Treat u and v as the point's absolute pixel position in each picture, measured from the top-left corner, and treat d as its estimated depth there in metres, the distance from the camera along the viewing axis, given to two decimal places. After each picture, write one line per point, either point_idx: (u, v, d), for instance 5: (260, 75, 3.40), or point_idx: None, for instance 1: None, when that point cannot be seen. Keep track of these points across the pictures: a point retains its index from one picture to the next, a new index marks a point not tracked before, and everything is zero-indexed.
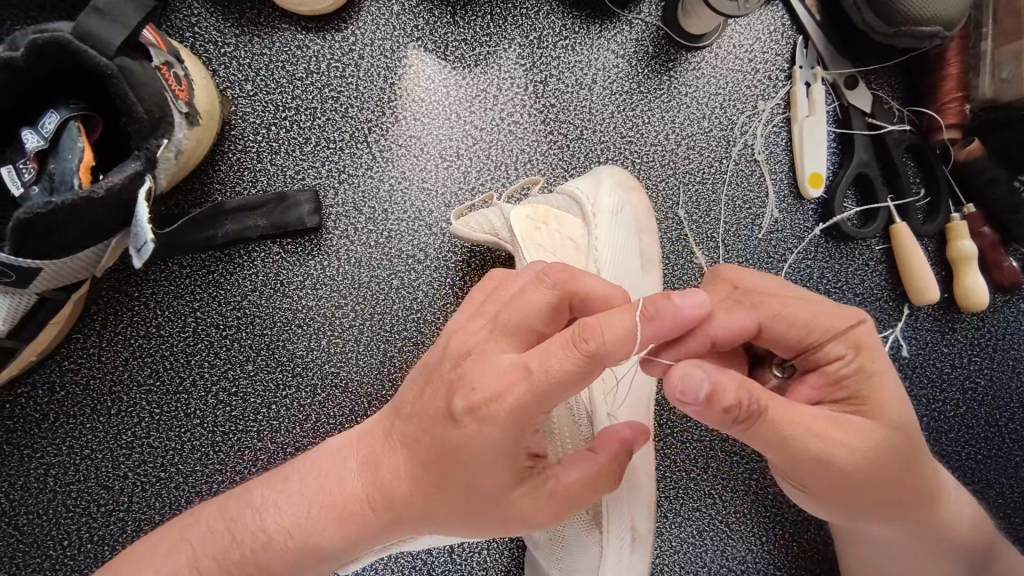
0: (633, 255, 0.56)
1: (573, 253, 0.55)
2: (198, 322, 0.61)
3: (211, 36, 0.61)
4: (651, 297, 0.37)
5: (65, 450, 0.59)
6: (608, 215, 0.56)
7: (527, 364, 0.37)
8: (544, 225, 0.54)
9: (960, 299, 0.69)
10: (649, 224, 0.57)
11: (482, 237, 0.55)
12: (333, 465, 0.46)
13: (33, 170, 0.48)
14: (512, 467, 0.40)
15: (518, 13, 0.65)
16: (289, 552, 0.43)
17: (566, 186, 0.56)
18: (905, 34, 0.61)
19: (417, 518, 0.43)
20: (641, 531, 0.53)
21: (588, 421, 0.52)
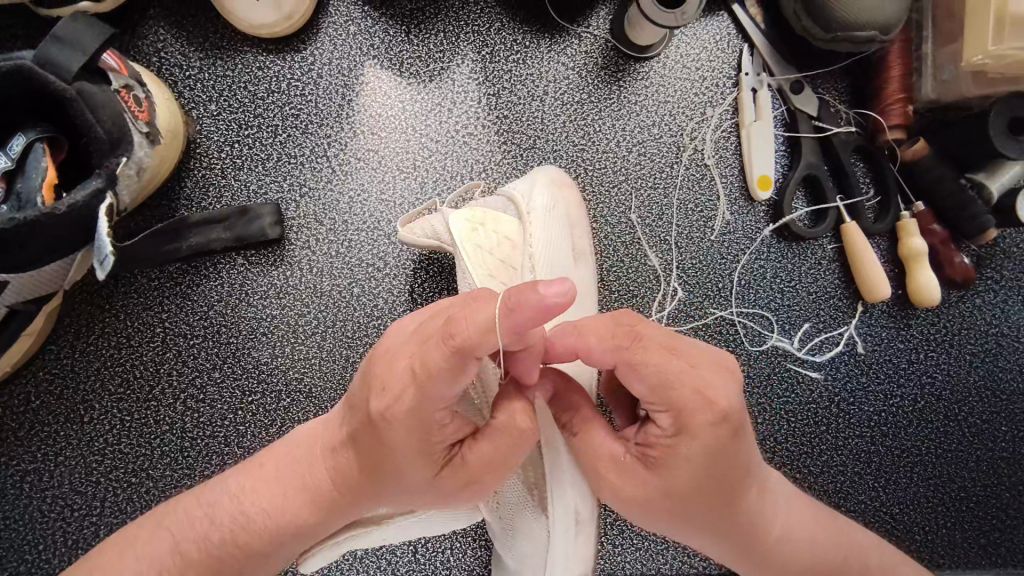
0: (566, 249, 0.58)
1: (508, 252, 0.56)
2: (166, 333, 0.63)
3: (176, 60, 0.64)
4: (514, 290, 0.36)
5: (40, 457, 0.62)
6: (543, 213, 0.58)
7: (415, 367, 0.39)
8: (479, 226, 0.57)
9: (913, 296, 0.71)
10: (580, 215, 0.60)
11: (427, 243, 0.59)
12: (306, 452, 0.47)
13: (1, 189, 0.51)
14: (428, 456, 0.41)
15: (469, 30, 0.68)
16: (242, 545, 0.46)
17: (504, 189, 0.59)
18: (842, 39, 0.63)
19: (371, 503, 0.44)
20: (586, 516, 0.51)
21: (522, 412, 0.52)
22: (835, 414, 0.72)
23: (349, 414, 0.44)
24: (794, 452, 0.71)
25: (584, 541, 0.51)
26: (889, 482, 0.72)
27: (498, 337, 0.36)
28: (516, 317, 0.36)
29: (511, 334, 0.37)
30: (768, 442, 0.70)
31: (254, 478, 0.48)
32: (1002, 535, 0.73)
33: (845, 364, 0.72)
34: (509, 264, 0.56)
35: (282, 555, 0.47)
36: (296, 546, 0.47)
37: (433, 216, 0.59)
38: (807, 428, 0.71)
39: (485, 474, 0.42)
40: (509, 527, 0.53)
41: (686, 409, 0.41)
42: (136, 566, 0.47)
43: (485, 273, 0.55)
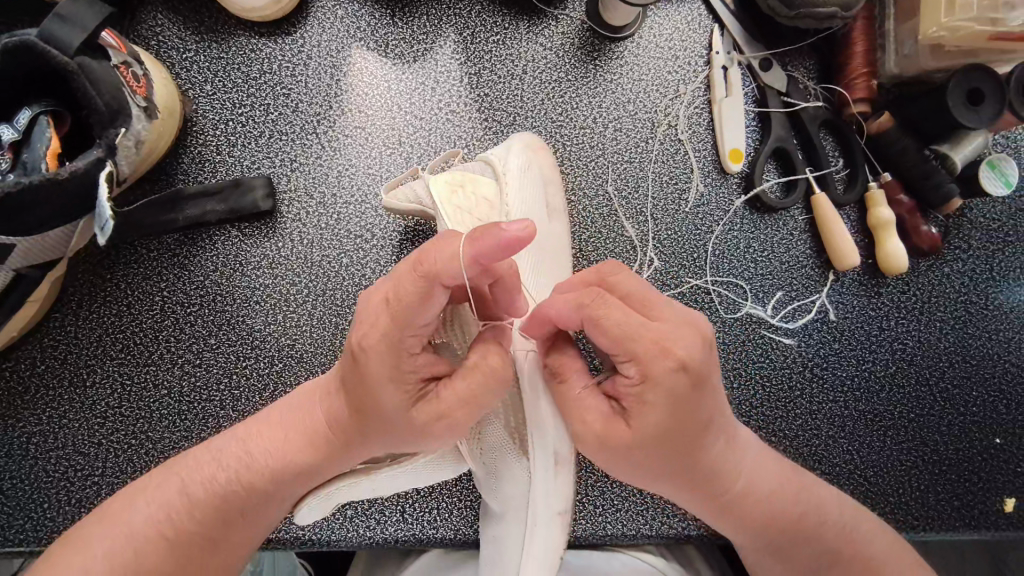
0: (540, 204, 0.63)
1: (487, 211, 0.59)
2: (164, 301, 0.66)
3: (173, 43, 0.68)
4: (481, 228, 0.41)
5: (46, 420, 0.65)
6: (518, 173, 0.62)
7: (389, 296, 0.43)
8: (461, 189, 0.59)
9: (881, 264, 0.73)
10: (553, 176, 0.65)
11: (410, 207, 0.61)
12: (307, 401, 0.51)
13: (8, 159, 0.55)
14: (403, 388, 0.44)
15: (451, 13, 0.71)
16: (246, 484, 0.49)
17: (481, 156, 0.63)
18: (804, 16, 0.67)
19: (359, 441, 0.47)
20: (564, 457, 0.56)
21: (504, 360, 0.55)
22: (809, 380, 0.74)
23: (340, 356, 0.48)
24: (769, 416, 0.73)
25: (563, 481, 0.57)
26: (864, 446, 0.74)
27: (465, 266, 0.41)
28: (479, 246, 0.41)
29: (477, 265, 0.42)
30: (744, 406, 0.73)
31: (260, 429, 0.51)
32: (975, 496, 0.74)
33: (818, 331, 0.74)
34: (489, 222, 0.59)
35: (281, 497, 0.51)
36: (298, 487, 0.50)
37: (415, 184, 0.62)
38: (782, 393, 0.74)
39: (458, 409, 0.45)
40: (493, 470, 0.57)
41: (649, 359, 0.44)
42: (147, 509, 0.50)
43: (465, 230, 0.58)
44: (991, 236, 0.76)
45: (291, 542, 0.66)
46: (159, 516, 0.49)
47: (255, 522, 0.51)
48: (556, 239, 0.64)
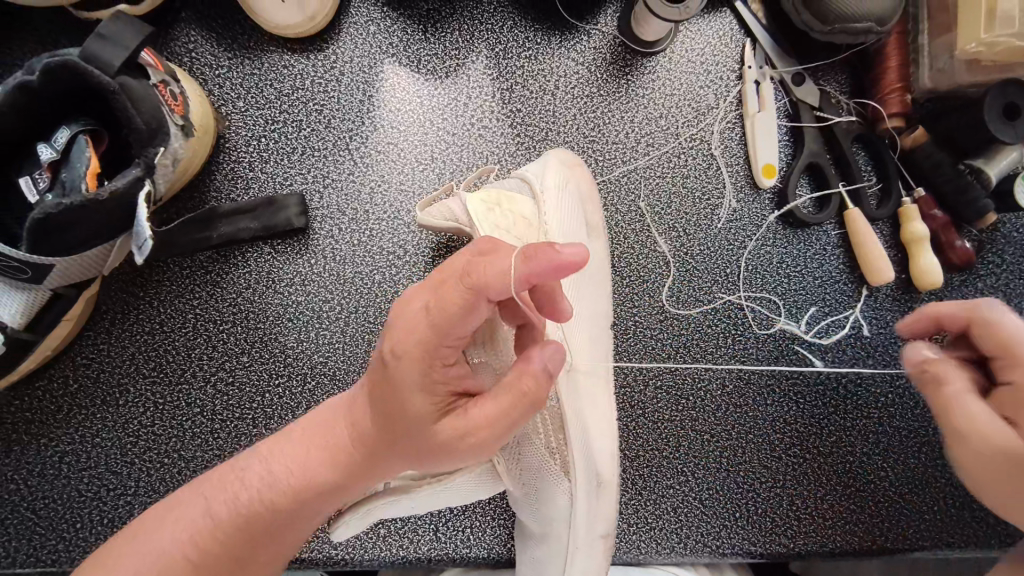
0: (579, 223, 0.62)
1: (525, 229, 0.58)
2: (197, 319, 0.66)
3: (206, 60, 0.67)
4: (536, 248, 0.42)
5: (78, 439, 0.64)
6: (555, 191, 0.61)
7: (431, 304, 0.43)
8: (497, 207, 0.58)
9: (916, 280, 0.73)
10: (591, 196, 0.64)
11: (447, 225, 0.60)
12: (328, 415, 0.49)
13: (47, 178, 0.55)
14: (434, 400, 0.43)
15: (483, 28, 0.71)
16: (269, 505, 0.47)
17: (518, 173, 0.63)
18: (839, 31, 0.66)
19: (385, 457, 0.46)
20: (607, 478, 0.56)
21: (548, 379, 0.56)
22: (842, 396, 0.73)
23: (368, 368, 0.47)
24: (803, 433, 0.72)
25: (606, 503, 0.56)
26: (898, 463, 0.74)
27: (516, 283, 0.41)
28: (533, 266, 0.41)
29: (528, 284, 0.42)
30: (778, 423, 0.72)
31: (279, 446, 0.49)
32: None
33: (852, 347, 0.74)
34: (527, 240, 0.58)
35: (304, 518, 0.48)
36: (319, 507, 0.48)
37: (450, 201, 0.61)
38: (816, 410, 0.73)
39: (485, 428, 0.43)
40: (530, 491, 0.56)
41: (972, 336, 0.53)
42: (175, 532, 0.47)
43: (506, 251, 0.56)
44: None
45: (323, 562, 0.65)
46: (188, 535, 0.47)
47: (278, 545, 0.48)
48: (593, 258, 0.63)
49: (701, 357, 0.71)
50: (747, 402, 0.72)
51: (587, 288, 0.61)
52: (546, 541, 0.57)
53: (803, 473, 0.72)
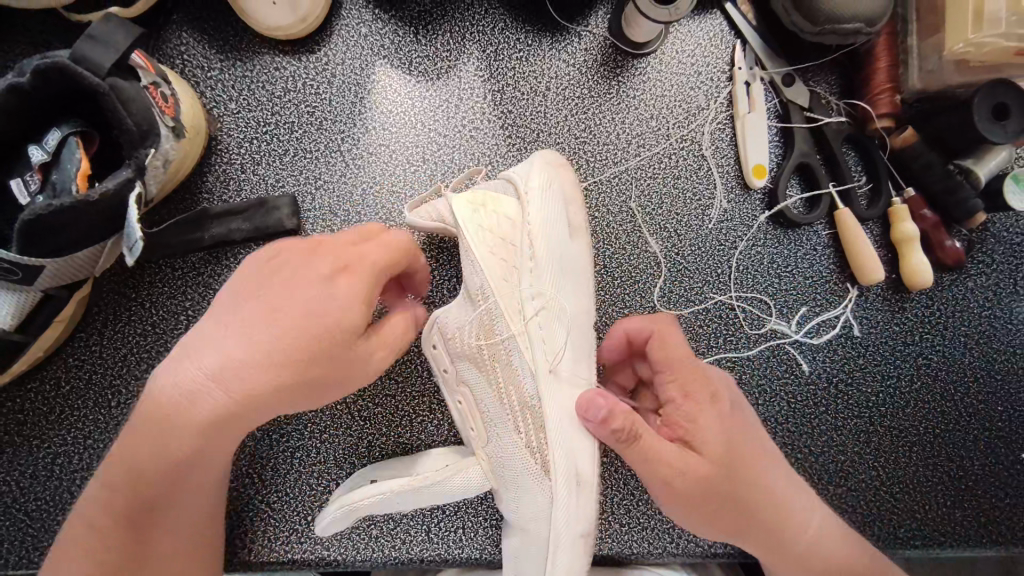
0: (563, 223, 0.59)
1: (508, 229, 0.58)
2: (188, 320, 0.66)
3: (198, 62, 0.68)
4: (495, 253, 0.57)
5: (70, 440, 0.64)
6: (540, 191, 0.59)
7: (351, 256, 0.53)
8: (480, 207, 0.58)
9: (907, 279, 0.73)
10: (576, 198, 0.61)
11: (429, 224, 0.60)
12: (240, 349, 0.49)
13: (38, 180, 0.55)
14: (360, 324, 0.51)
15: (474, 30, 0.71)
16: (200, 431, 0.50)
17: (503, 173, 0.62)
18: (829, 32, 0.67)
19: (319, 385, 0.50)
20: (586, 477, 0.55)
21: (529, 379, 0.56)
22: (834, 395, 0.74)
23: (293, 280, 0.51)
24: (794, 433, 0.73)
25: (585, 501, 0.55)
26: (890, 461, 0.74)
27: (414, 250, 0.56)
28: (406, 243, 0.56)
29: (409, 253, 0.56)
30: (769, 422, 0.72)
31: (193, 411, 0.49)
32: (1002, 513, 0.74)
33: (843, 346, 0.74)
34: (509, 240, 0.58)
35: (218, 445, 0.52)
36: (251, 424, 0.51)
37: (432, 202, 0.61)
38: (807, 410, 0.73)
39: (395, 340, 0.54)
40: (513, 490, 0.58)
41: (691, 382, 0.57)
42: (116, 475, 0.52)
43: (487, 250, 0.57)
44: (1016, 251, 0.76)
45: (316, 563, 0.65)
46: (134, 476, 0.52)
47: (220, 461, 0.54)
48: (580, 260, 0.60)
49: None
50: None
51: (573, 288, 0.58)
52: (528, 540, 0.57)
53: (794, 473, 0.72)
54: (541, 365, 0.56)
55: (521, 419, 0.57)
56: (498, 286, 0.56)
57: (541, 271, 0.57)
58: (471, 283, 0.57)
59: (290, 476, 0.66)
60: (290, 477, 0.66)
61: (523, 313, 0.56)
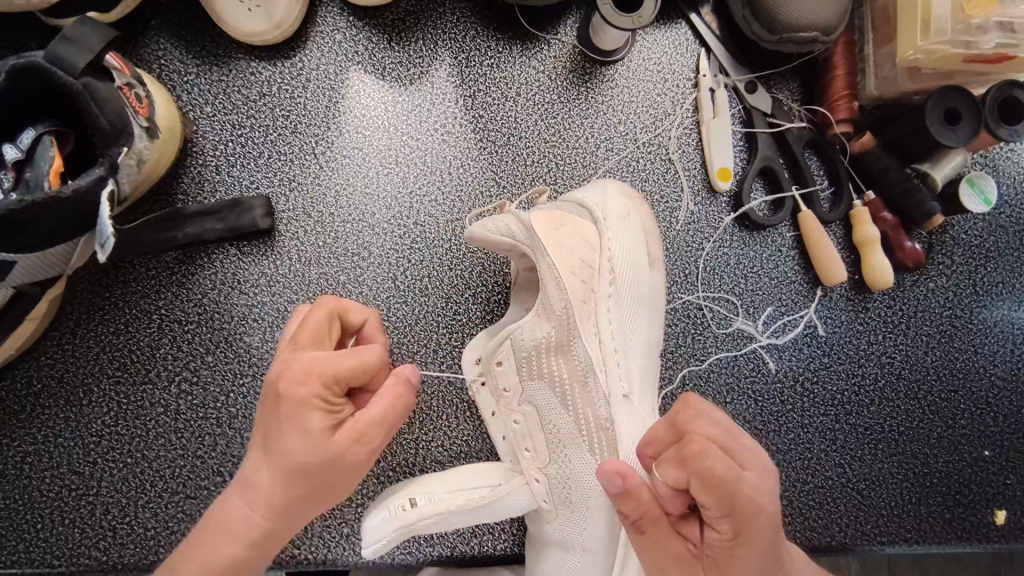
0: (642, 253, 0.63)
1: (587, 252, 0.61)
2: (162, 319, 0.67)
3: (175, 67, 0.69)
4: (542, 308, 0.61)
5: (40, 439, 0.65)
6: (616, 218, 0.62)
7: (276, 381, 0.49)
8: (558, 228, 0.60)
9: (869, 279, 0.75)
10: (653, 229, 0.65)
11: (500, 241, 0.59)
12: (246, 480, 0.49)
13: (11, 178, 0.56)
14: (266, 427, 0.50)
15: (447, 37, 0.73)
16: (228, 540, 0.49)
17: (572, 196, 0.63)
18: (786, 40, 0.69)
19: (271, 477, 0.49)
20: None
21: (604, 404, 0.59)
22: (800, 394, 0.75)
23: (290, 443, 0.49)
24: (762, 430, 0.74)
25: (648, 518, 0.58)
26: (856, 459, 0.75)
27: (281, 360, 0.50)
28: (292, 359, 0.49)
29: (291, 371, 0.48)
30: (736, 421, 0.74)
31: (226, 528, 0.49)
32: (966, 509, 0.76)
33: (808, 345, 0.76)
34: (590, 263, 0.61)
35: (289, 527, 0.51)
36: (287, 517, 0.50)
37: (502, 216, 0.60)
38: (774, 408, 0.75)
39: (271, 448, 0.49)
40: (578, 503, 0.59)
41: (743, 513, 0.43)
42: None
43: (568, 271, 0.59)
44: (974, 252, 0.78)
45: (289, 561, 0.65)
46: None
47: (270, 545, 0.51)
48: (653, 289, 0.63)
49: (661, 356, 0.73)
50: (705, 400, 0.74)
51: (645, 318, 0.63)
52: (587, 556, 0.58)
53: None
54: (618, 392, 0.59)
55: (596, 439, 0.59)
56: (578, 310, 0.60)
57: (618, 295, 0.61)
58: (553, 304, 0.60)
59: None
60: None
61: (601, 340, 0.60)
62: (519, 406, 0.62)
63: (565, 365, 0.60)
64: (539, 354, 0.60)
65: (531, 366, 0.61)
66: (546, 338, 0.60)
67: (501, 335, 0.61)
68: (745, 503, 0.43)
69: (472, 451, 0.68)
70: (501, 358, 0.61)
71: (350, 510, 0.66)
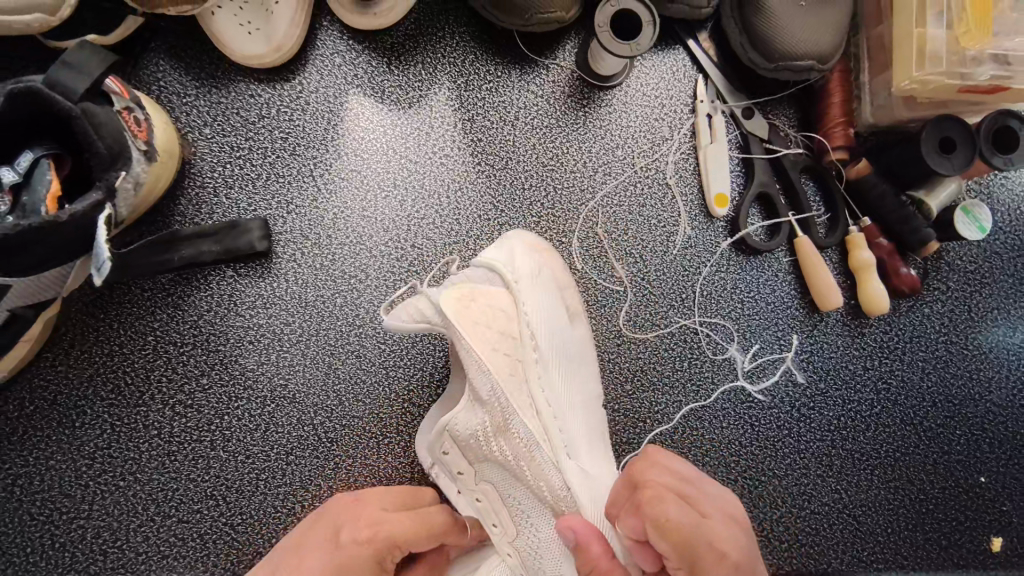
0: (557, 306, 0.64)
1: (506, 323, 0.60)
2: (157, 341, 0.66)
3: (174, 88, 0.69)
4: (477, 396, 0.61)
5: (32, 461, 0.64)
6: (531, 277, 0.63)
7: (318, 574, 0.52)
8: (472, 304, 0.59)
9: (864, 306, 0.75)
10: (566, 280, 0.66)
11: (416, 327, 0.57)
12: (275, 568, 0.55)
13: (8, 202, 0.56)
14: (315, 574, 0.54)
15: (446, 62, 0.73)
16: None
17: (482, 260, 0.62)
18: (783, 68, 0.70)
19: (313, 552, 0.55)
20: None
21: (555, 472, 0.58)
22: (797, 419, 0.75)
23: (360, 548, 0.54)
24: (758, 457, 0.74)
25: None
26: (852, 485, 0.75)
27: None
28: None
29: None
30: (732, 446, 0.74)
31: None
32: (962, 536, 0.76)
33: (804, 370, 0.76)
34: (510, 334, 0.60)
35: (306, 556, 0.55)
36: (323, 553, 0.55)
37: (416, 299, 0.58)
38: (770, 433, 0.74)
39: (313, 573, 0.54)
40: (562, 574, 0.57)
41: (698, 552, 0.45)
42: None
43: (489, 348, 0.58)
44: (969, 278, 0.79)
45: None
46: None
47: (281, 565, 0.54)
48: (578, 344, 0.65)
49: (657, 380, 0.73)
50: (701, 425, 0.74)
51: (577, 377, 0.64)
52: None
53: (757, 496, 0.73)
54: (563, 455, 0.58)
55: (559, 508, 0.58)
56: (510, 384, 0.59)
57: (543, 360, 0.61)
58: (478, 388, 0.58)
59: (255, 499, 0.66)
60: (254, 500, 0.65)
61: (539, 411, 0.59)
62: (478, 484, 0.60)
63: (506, 444, 0.58)
64: (483, 438, 0.58)
65: (473, 450, 0.59)
66: (483, 425, 0.58)
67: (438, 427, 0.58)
68: (699, 538, 0.46)
69: None
70: (446, 447, 0.59)
71: None
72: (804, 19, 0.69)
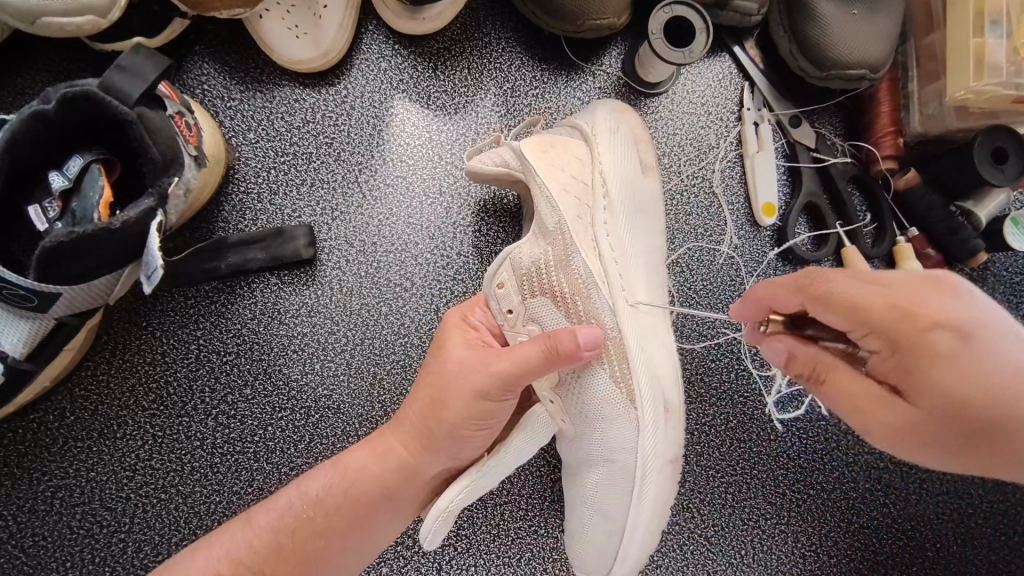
0: (634, 161, 0.61)
1: (579, 168, 0.59)
2: (200, 349, 0.65)
3: (218, 92, 0.68)
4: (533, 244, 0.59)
5: (72, 473, 0.62)
6: (610, 134, 0.61)
7: (388, 475, 0.55)
8: (547, 150, 0.58)
9: None
10: (644, 138, 0.64)
11: (492, 170, 0.61)
12: (248, 537, 0.52)
13: (57, 208, 0.55)
14: (282, 545, 0.52)
15: (492, 67, 0.72)
16: (258, 551, 0.51)
17: (568, 121, 0.64)
18: (835, 77, 0.69)
19: (309, 535, 0.53)
20: (672, 404, 0.58)
21: (609, 313, 0.55)
22: (844, 432, 0.74)
23: (398, 432, 0.56)
24: (806, 469, 0.73)
25: (672, 429, 0.58)
26: (901, 497, 0.74)
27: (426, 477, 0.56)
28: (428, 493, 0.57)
29: (408, 476, 0.55)
30: (781, 458, 0.73)
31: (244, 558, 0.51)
32: (1014, 552, 0.74)
33: None
34: (583, 180, 0.58)
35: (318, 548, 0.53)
36: (306, 487, 0.54)
37: (497, 149, 0.62)
38: (819, 446, 0.73)
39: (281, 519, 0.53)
40: (596, 428, 0.57)
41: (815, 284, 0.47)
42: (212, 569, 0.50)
43: (560, 185, 0.57)
44: (1015, 290, 0.78)
45: None
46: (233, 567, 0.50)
47: (262, 516, 0.53)
48: (651, 198, 0.62)
49: (704, 393, 0.72)
50: (749, 438, 0.72)
51: (642, 227, 0.60)
52: (613, 471, 0.58)
53: (806, 508, 0.72)
54: (621, 301, 0.55)
55: (620, 366, 0.55)
56: (576, 222, 0.56)
57: (615, 212, 0.58)
58: (544, 219, 0.57)
59: None
60: None
61: (601, 252, 0.56)
62: (524, 326, 0.59)
63: (568, 288, 0.56)
64: (541, 266, 0.57)
65: (533, 283, 0.57)
66: (546, 252, 0.57)
67: (497, 258, 0.57)
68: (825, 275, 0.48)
69: (515, 489, 0.68)
70: (503, 280, 0.57)
71: (390, 549, 0.66)
72: (854, 27, 0.68)
